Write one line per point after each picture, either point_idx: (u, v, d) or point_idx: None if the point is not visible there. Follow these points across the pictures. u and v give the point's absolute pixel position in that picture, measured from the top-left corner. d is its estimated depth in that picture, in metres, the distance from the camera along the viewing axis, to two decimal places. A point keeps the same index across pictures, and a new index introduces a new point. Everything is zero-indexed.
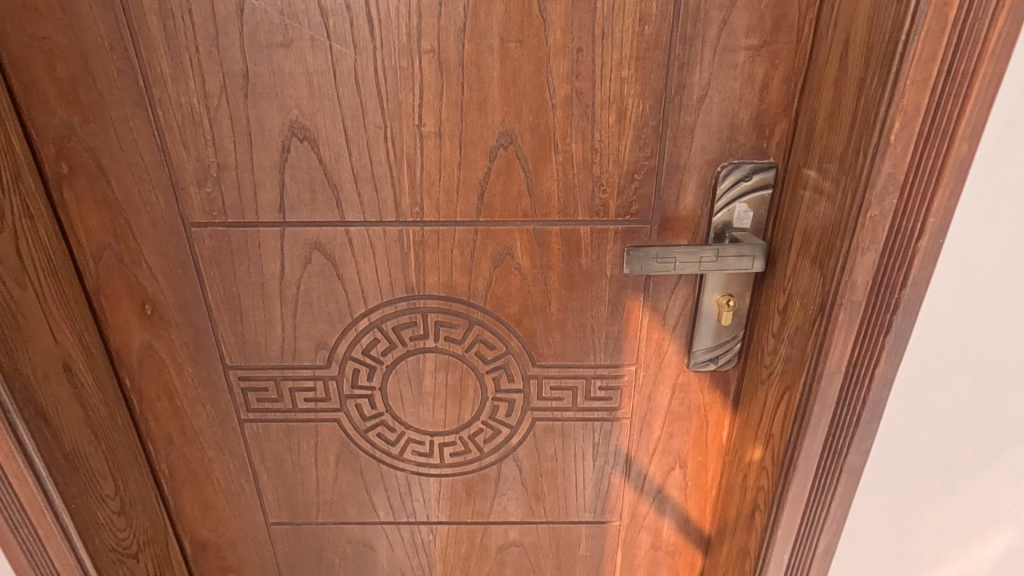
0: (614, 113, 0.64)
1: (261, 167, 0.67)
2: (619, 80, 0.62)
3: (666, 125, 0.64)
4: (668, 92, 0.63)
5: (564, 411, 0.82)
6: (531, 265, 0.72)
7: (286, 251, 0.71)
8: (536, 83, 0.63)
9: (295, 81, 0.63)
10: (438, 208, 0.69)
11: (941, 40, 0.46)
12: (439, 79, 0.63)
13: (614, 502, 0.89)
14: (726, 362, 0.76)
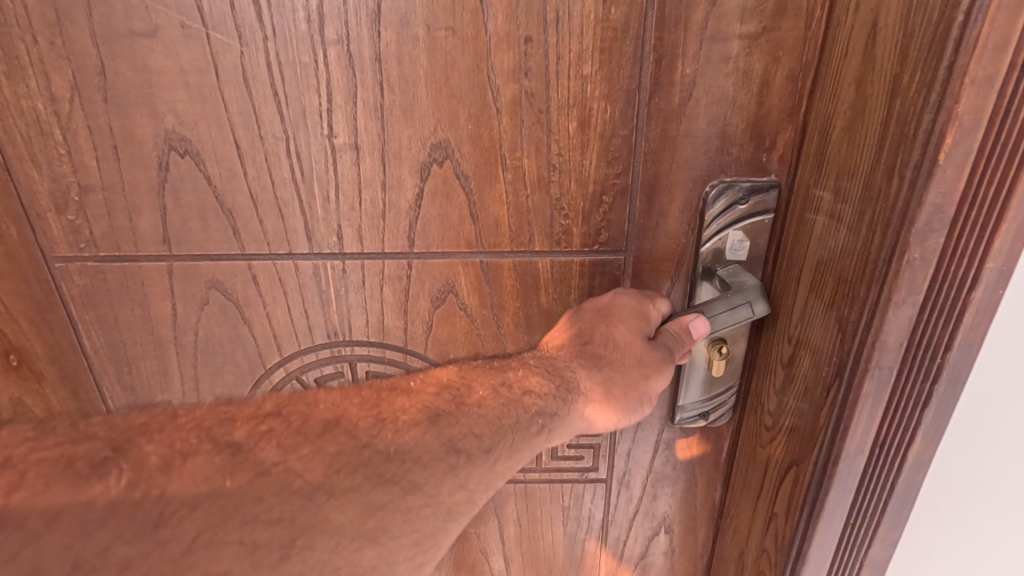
0: (575, 121, 0.51)
1: (135, 189, 0.53)
2: (578, 79, 0.49)
3: (642, 133, 0.51)
4: (642, 93, 0.50)
5: (526, 472, 0.69)
6: (479, 305, 0.59)
7: (176, 291, 0.58)
8: (474, 82, 0.49)
9: (167, 81, 0.49)
10: (361, 238, 0.56)
11: (1016, 21, 0.33)
12: (350, 79, 0.49)
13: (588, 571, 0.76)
14: (717, 420, 0.63)
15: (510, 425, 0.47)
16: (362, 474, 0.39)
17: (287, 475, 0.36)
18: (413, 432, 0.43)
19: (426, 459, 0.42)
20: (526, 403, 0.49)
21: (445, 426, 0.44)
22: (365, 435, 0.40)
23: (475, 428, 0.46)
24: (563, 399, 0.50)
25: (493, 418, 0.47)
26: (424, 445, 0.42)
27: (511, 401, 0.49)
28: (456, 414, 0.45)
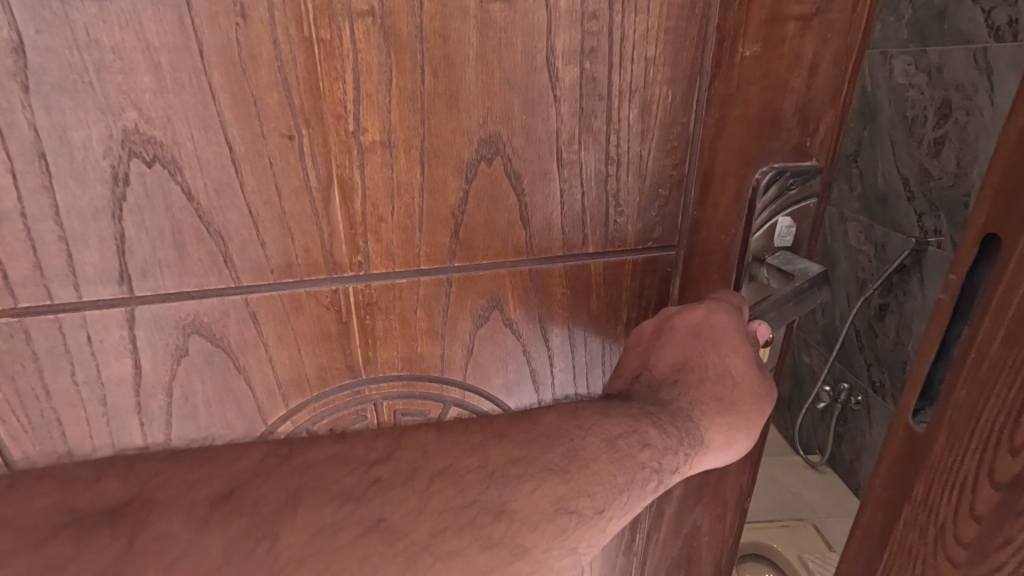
0: (636, 107, 0.46)
1: (75, 212, 0.39)
2: (640, 62, 0.45)
3: (699, 120, 0.48)
4: (701, 76, 0.47)
5: None
6: (527, 319, 0.53)
7: (140, 343, 0.44)
8: (530, 66, 0.43)
9: (127, 62, 0.36)
10: (391, 255, 0.46)
11: None
12: (385, 61, 0.40)
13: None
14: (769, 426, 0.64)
15: (630, 481, 0.46)
16: (468, 536, 0.41)
17: (392, 536, 0.40)
18: (522, 490, 0.44)
19: (534, 519, 0.43)
20: (643, 458, 0.47)
21: (553, 484, 0.44)
22: (473, 491, 0.43)
23: (590, 487, 0.45)
24: (686, 448, 0.49)
25: (606, 474, 0.46)
26: (530, 508, 0.43)
27: (629, 454, 0.47)
28: (567, 473, 0.45)
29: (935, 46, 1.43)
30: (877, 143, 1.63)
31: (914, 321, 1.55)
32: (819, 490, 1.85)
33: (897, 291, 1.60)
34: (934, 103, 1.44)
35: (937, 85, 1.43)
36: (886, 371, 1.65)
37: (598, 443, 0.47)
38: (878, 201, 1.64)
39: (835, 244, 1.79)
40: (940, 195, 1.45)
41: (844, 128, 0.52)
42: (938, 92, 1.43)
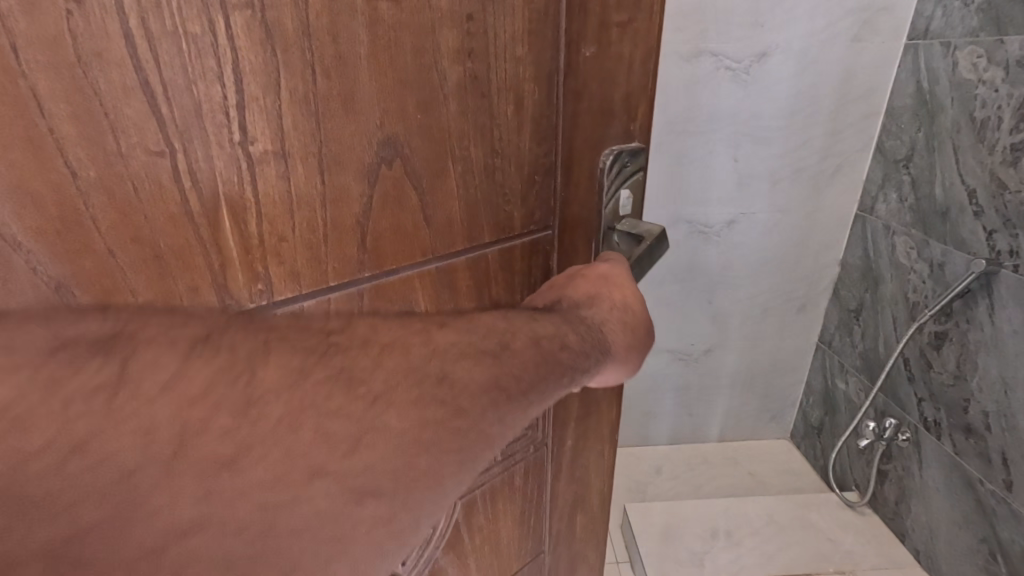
0: (512, 103, 0.53)
1: None
2: (513, 60, 0.51)
3: (559, 114, 0.58)
4: (557, 73, 0.55)
5: (489, 471, 0.73)
6: None
7: None
8: (421, 65, 0.45)
9: None
10: (297, 274, 0.44)
11: None
12: (270, 62, 0.38)
13: (530, 536, 0.83)
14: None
15: (553, 370, 0.51)
16: (415, 394, 0.43)
17: (353, 385, 0.41)
18: (462, 364, 0.46)
19: (470, 392, 0.46)
20: (563, 358, 0.52)
21: (484, 366, 0.47)
22: (420, 360, 0.45)
23: (519, 375, 0.49)
24: (596, 355, 0.56)
25: (533, 365, 0.50)
26: (467, 393, 0.46)
27: (549, 348, 0.52)
28: (499, 357, 0.48)
29: (1015, 35, 1.44)
30: (936, 143, 1.71)
31: (982, 353, 1.57)
32: (869, 543, 1.93)
33: (959, 318, 1.64)
34: (1012, 103, 1.46)
35: (1014, 81, 1.45)
36: (942, 407, 1.71)
37: (524, 340, 0.51)
38: (936, 214, 1.71)
39: (881, 262, 1.95)
40: (1015, 208, 1.47)
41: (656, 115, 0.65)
42: (1016, 90, 1.45)
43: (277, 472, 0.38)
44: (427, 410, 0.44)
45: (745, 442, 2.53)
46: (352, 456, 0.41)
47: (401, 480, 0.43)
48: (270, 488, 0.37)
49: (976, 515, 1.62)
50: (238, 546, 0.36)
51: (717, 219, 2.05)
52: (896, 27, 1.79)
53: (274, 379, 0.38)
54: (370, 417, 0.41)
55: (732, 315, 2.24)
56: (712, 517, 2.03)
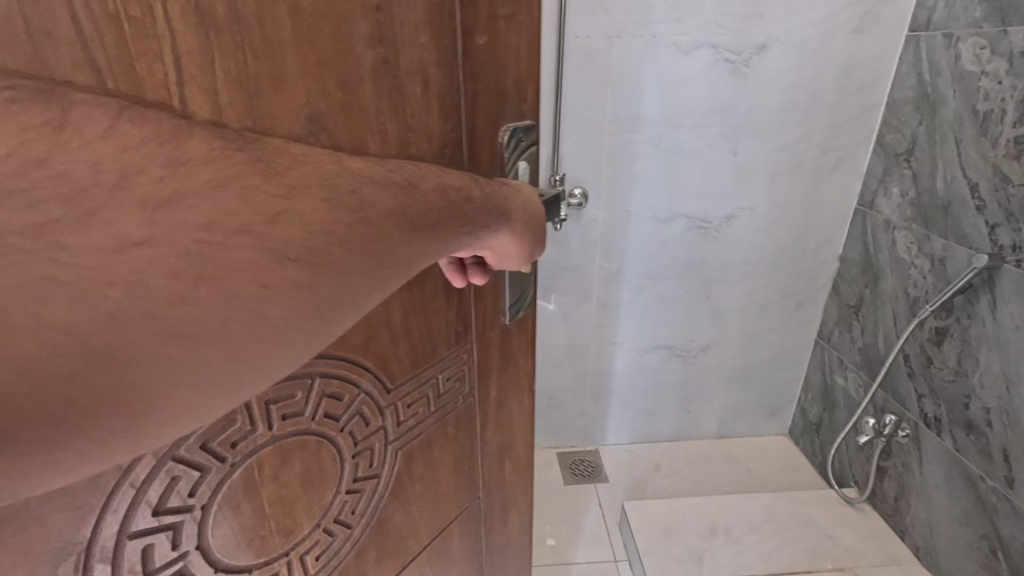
0: (419, 83, 0.65)
1: None
2: (418, 46, 0.63)
3: (460, 95, 0.71)
4: (457, 61, 0.69)
5: (422, 420, 0.86)
6: None
7: None
8: (339, 49, 0.56)
9: None
10: None
11: None
12: (203, 41, 0.46)
13: (463, 484, 1.00)
14: (524, 301, 0.98)
15: (455, 216, 0.61)
16: (326, 193, 0.51)
17: (272, 171, 0.48)
18: (369, 186, 0.54)
19: (377, 204, 0.54)
20: (465, 206, 0.63)
21: (392, 189, 0.55)
22: (331, 172, 0.52)
23: (424, 208, 0.58)
24: (496, 214, 0.67)
25: (433, 200, 0.59)
26: (377, 208, 0.53)
27: (451, 194, 0.61)
28: (405, 186, 0.57)
29: (1019, 26, 1.43)
30: (937, 136, 1.69)
31: (983, 349, 1.56)
32: (869, 539, 1.92)
33: (960, 313, 1.62)
34: (1015, 96, 1.45)
35: (1018, 73, 1.43)
36: (942, 404, 1.70)
37: (424, 184, 0.59)
38: (940, 208, 1.69)
39: (881, 255, 1.94)
40: (1017, 202, 1.45)
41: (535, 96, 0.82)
42: (1020, 82, 1.43)
43: (206, 219, 0.44)
44: (332, 210, 0.50)
45: (743, 438, 2.52)
46: (276, 226, 0.47)
47: (324, 258, 0.49)
48: (208, 231, 0.43)
49: (976, 512, 1.61)
50: (184, 262, 0.42)
51: (716, 214, 2.04)
52: (897, 18, 1.76)
53: (215, 158, 0.46)
54: (286, 205, 0.48)
55: (730, 312, 2.23)
56: (712, 515, 2.02)
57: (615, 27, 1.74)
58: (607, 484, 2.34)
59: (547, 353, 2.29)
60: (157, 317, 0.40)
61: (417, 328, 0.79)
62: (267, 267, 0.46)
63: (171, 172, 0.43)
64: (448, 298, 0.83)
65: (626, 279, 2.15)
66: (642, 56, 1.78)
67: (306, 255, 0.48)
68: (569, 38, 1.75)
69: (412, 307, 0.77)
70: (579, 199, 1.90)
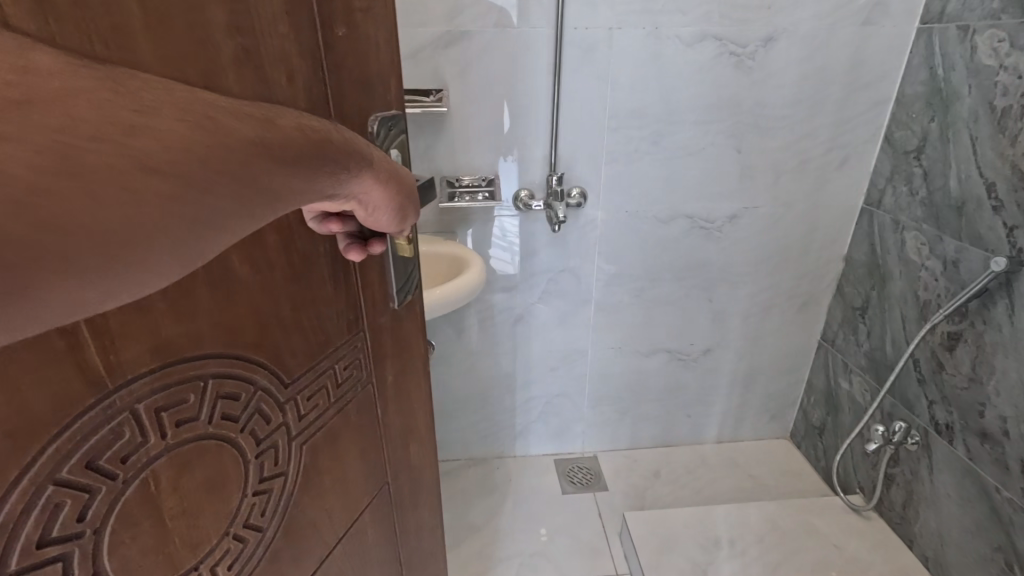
0: (284, 75, 0.58)
1: None
2: (279, 38, 0.57)
3: (326, 83, 0.64)
4: (320, 51, 0.63)
5: (324, 414, 0.76)
6: (252, 272, 0.59)
7: None
8: (193, 36, 0.49)
9: None
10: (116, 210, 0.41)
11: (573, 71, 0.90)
12: (41, 27, 0.38)
13: (371, 470, 0.90)
14: (415, 285, 0.89)
15: (324, 158, 0.53)
16: (175, 108, 0.41)
17: (117, 87, 0.39)
18: (225, 113, 0.44)
19: (237, 129, 0.44)
20: (333, 150, 0.54)
21: (247, 118, 0.46)
22: (181, 95, 0.42)
23: (292, 147, 0.49)
24: (355, 158, 0.57)
25: (292, 134, 0.49)
26: (240, 135, 0.44)
27: (317, 136, 0.52)
28: (268, 120, 0.48)
29: None
30: (949, 134, 1.63)
31: (998, 356, 1.50)
32: (877, 550, 1.86)
33: (974, 319, 1.57)
34: None
35: None
36: (954, 411, 1.64)
37: (283, 122, 0.50)
38: (952, 209, 1.62)
39: (889, 258, 1.87)
40: None
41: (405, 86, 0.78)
42: None
43: (62, 123, 0.34)
44: (194, 131, 0.41)
45: (745, 443, 2.46)
46: (132, 140, 0.37)
47: (194, 176, 0.40)
48: (64, 132, 0.34)
49: (989, 523, 1.55)
50: (40, 160, 0.32)
51: (718, 214, 1.96)
52: (907, 8, 1.68)
53: (65, 69, 0.37)
54: (149, 119, 0.38)
55: (732, 314, 2.16)
56: (714, 526, 1.94)
57: (614, 19, 1.64)
58: (607, 493, 2.26)
59: (544, 359, 2.20)
60: (29, 208, 0.31)
61: (314, 319, 0.70)
62: (137, 175, 0.37)
63: (20, 76, 0.34)
64: (346, 290, 0.75)
65: (625, 281, 2.06)
66: (642, 48, 1.69)
67: (179, 172, 0.39)
68: (567, 30, 1.65)
69: (307, 299, 0.68)
70: (579, 199, 1.85)
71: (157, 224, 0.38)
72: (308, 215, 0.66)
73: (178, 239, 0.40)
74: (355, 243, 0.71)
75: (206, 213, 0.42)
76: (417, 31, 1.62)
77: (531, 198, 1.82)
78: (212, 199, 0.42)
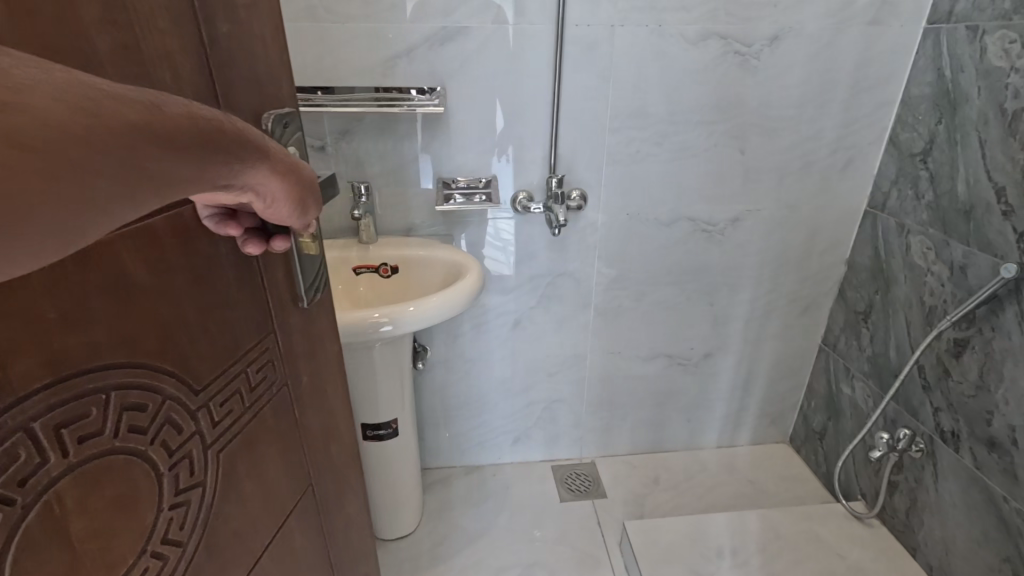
0: (169, 72, 0.53)
1: None
2: (161, 32, 0.52)
3: (214, 80, 0.60)
4: (205, 46, 0.58)
5: (239, 420, 0.70)
6: (150, 275, 0.54)
7: None
8: (67, 29, 0.43)
9: None
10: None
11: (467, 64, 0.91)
12: None
13: (293, 474, 0.84)
14: (320, 284, 0.86)
15: (223, 150, 0.46)
16: (53, 86, 0.33)
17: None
18: (106, 94, 0.36)
19: (118, 115, 0.36)
20: (230, 140, 0.47)
21: (131, 101, 0.38)
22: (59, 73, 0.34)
23: (187, 134, 0.42)
24: (253, 151, 0.50)
25: (182, 127, 0.41)
26: (123, 121, 0.37)
27: (210, 128, 0.44)
28: (155, 104, 0.40)
29: None
30: (956, 138, 1.60)
31: (1006, 363, 1.48)
32: (880, 558, 1.83)
33: (982, 326, 1.54)
34: None
35: None
36: (960, 418, 1.62)
37: (176, 104, 0.42)
38: (961, 213, 1.59)
39: (894, 262, 1.83)
40: None
41: (292, 85, 0.75)
42: None
43: None
44: (69, 113, 0.33)
45: (743, 447, 2.43)
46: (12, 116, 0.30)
47: (68, 166, 0.33)
48: None
49: (998, 533, 1.53)
50: None
51: (721, 217, 1.92)
52: (914, 7, 1.65)
53: None
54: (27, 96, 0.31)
55: (734, 319, 2.12)
56: (717, 536, 1.91)
57: (617, 16, 1.59)
58: (606, 500, 2.22)
59: (541, 364, 2.15)
60: None
61: (221, 322, 0.64)
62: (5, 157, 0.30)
63: None
64: (252, 290, 0.70)
65: (625, 284, 2.02)
66: (645, 46, 1.63)
67: (56, 160, 0.32)
68: (568, 27, 1.59)
69: (211, 302, 0.63)
70: (579, 201, 1.80)
71: (24, 221, 0.31)
72: (204, 212, 0.60)
73: (47, 237, 0.33)
74: (254, 237, 0.66)
75: (81, 208, 0.35)
76: (410, 27, 1.55)
77: (529, 201, 1.77)
78: (88, 193, 0.35)
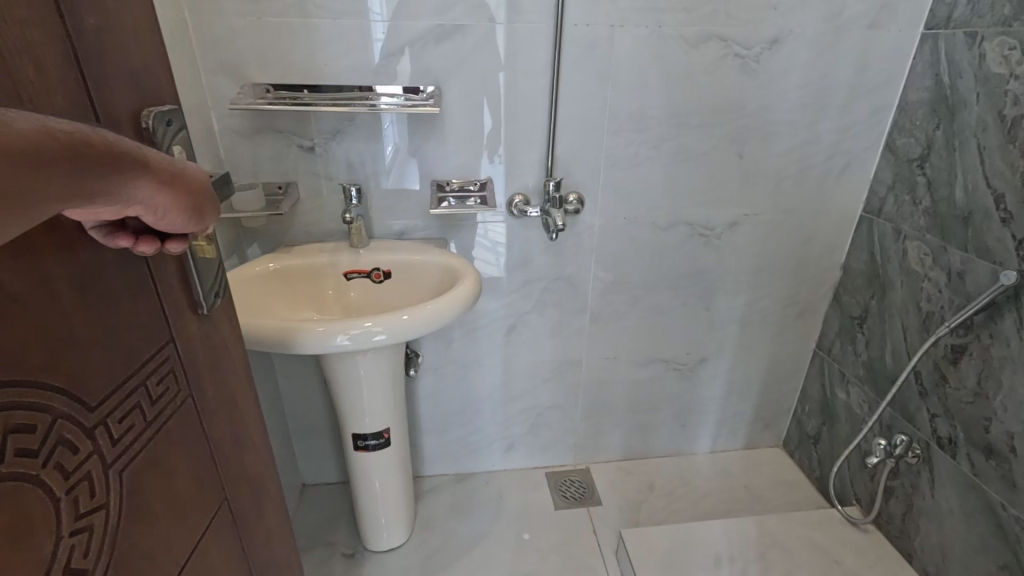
0: (31, 65, 0.49)
1: None
2: (18, 22, 0.48)
3: (86, 77, 0.56)
4: (72, 37, 0.54)
5: (141, 435, 0.65)
6: (30, 284, 0.49)
7: None
8: None
9: None
10: None
11: None
12: None
13: (208, 488, 0.78)
14: (221, 287, 0.80)
15: (95, 163, 0.45)
16: None
17: None
18: None
19: None
20: (100, 154, 0.45)
21: None
22: None
23: (50, 150, 0.41)
24: (130, 161, 0.48)
25: (44, 145, 0.40)
26: None
27: (74, 141, 0.43)
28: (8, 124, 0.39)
29: None
30: (955, 143, 1.59)
31: (1005, 369, 1.47)
32: (875, 564, 1.83)
33: (981, 332, 1.54)
34: None
35: None
36: (959, 426, 1.61)
37: (25, 121, 0.40)
38: (959, 219, 1.59)
39: (892, 266, 1.83)
40: None
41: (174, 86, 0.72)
42: None
43: None
44: None
45: (735, 452, 2.42)
46: None
47: None
48: None
49: (995, 540, 1.52)
50: None
51: (718, 221, 1.89)
52: (912, 10, 1.64)
53: None
54: None
55: (729, 324, 2.10)
56: (715, 543, 1.88)
57: (617, 15, 1.56)
58: (601, 507, 2.18)
59: (536, 370, 2.11)
60: None
61: (112, 332, 0.60)
62: None
63: None
64: (148, 299, 0.65)
65: (621, 288, 1.99)
66: (644, 47, 1.60)
67: None
68: (567, 27, 1.55)
69: (99, 313, 0.58)
70: (576, 205, 1.74)
71: None
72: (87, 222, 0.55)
73: None
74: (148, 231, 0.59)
75: None
76: (401, 25, 1.50)
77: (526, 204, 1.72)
78: None
